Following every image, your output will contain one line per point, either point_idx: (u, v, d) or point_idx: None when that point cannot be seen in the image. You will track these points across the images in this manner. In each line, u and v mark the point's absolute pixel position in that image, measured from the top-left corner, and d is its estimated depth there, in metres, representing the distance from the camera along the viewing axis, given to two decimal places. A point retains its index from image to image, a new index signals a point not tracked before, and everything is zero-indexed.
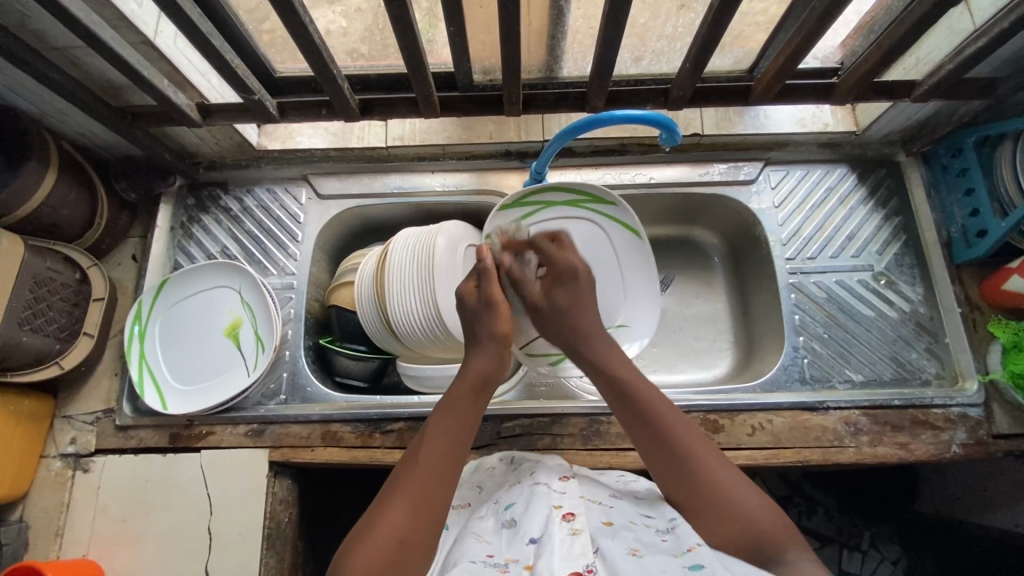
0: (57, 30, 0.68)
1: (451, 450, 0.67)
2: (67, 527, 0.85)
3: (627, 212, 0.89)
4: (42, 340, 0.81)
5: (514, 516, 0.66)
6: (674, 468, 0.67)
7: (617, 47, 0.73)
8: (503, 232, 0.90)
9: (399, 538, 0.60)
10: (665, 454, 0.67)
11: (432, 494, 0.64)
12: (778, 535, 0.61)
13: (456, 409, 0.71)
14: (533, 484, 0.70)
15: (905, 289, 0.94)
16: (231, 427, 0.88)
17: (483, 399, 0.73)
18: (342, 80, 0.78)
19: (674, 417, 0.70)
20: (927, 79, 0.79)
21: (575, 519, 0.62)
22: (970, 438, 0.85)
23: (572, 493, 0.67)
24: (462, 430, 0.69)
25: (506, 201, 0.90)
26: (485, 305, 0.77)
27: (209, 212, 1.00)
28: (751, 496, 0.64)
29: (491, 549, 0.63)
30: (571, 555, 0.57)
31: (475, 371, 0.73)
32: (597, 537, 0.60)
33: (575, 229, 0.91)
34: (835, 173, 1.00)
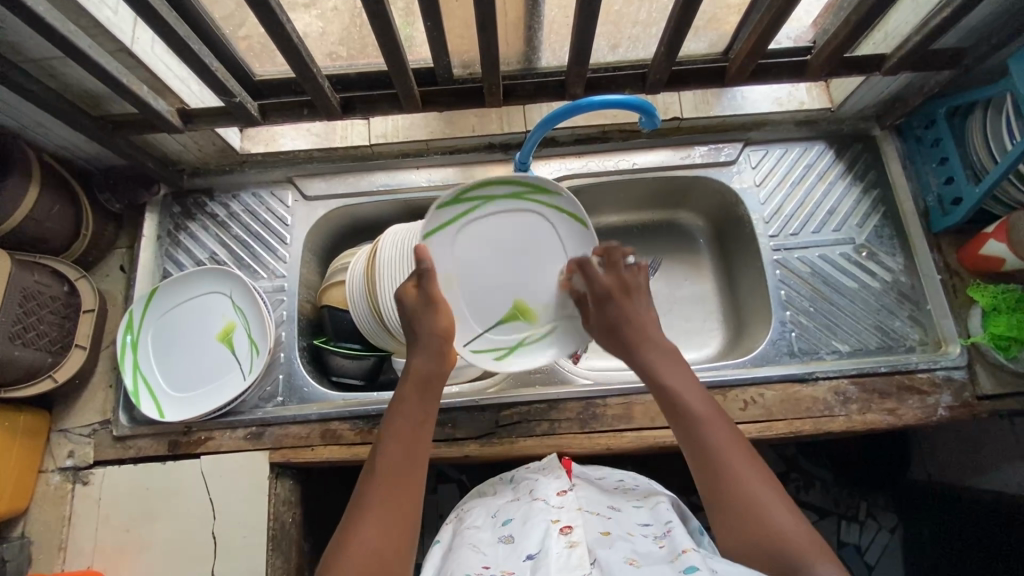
0: (33, 41, 0.68)
1: (407, 458, 0.67)
2: (70, 540, 0.85)
3: (573, 201, 0.80)
4: (34, 354, 0.80)
5: (513, 530, 0.67)
6: (710, 481, 0.64)
7: (592, 32, 0.74)
8: (434, 234, 0.78)
9: (371, 557, 0.59)
10: (700, 459, 0.65)
11: (398, 506, 0.63)
12: (807, 551, 0.57)
13: (405, 414, 0.70)
14: (532, 499, 0.72)
15: (885, 259, 0.96)
16: (229, 432, 0.89)
17: (431, 398, 0.72)
18: (323, 80, 0.79)
19: (721, 427, 0.66)
20: (896, 52, 0.81)
21: (572, 532, 0.62)
22: (955, 400, 0.87)
23: (571, 506, 0.67)
24: (415, 434, 0.69)
25: (440, 199, 0.78)
26: (427, 303, 0.74)
27: (196, 219, 1.00)
28: (780, 508, 0.60)
29: (486, 561, 0.64)
30: (568, 567, 0.57)
31: (415, 371, 0.73)
32: (594, 548, 0.59)
33: (517, 225, 0.82)
34: (814, 150, 1.01)
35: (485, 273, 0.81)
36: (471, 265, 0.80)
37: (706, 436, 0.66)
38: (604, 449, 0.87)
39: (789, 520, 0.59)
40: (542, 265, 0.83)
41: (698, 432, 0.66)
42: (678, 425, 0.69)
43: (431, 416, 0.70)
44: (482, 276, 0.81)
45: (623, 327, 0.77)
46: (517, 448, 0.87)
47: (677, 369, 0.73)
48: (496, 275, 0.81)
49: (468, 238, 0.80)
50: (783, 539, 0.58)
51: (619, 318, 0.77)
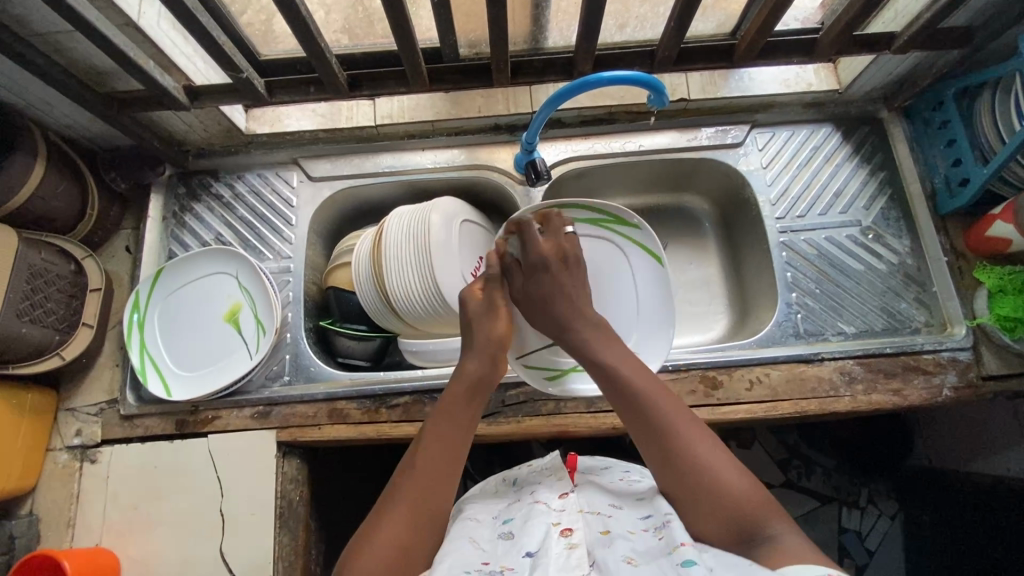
0: (39, 14, 0.68)
1: (448, 461, 0.66)
2: (78, 518, 0.85)
3: (652, 238, 0.88)
4: (41, 331, 0.81)
5: (512, 528, 0.66)
6: (658, 450, 0.64)
7: (602, 7, 0.73)
8: None
9: (396, 555, 0.59)
10: (643, 427, 0.65)
11: (430, 509, 0.63)
12: (762, 510, 0.59)
13: (452, 415, 0.69)
14: (533, 502, 0.70)
15: (891, 242, 0.96)
16: (237, 410, 0.89)
17: (478, 404, 0.71)
18: (330, 57, 0.78)
19: (657, 390, 0.67)
20: (906, 31, 0.80)
21: (573, 534, 0.62)
22: (961, 381, 0.88)
23: (571, 508, 0.66)
24: (458, 439, 0.68)
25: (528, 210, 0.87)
26: (488, 308, 0.77)
27: (201, 200, 1.00)
28: (727, 466, 0.62)
29: (483, 556, 0.62)
30: (568, 567, 0.58)
31: (467, 373, 0.72)
32: (594, 549, 0.60)
33: (593, 250, 0.89)
34: (820, 133, 1.01)
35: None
36: None
37: (645, 401, 0.66)
38: (611, 429, 0.87)
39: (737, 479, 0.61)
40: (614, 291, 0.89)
41: (636, 398, 0.66)
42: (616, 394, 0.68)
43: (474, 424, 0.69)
44: None
45: (555, 303, 0.75)
46: (524, 427, 0.87)
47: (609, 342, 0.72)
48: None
49: None
50: (734, 502, 0.59)
51: (549, 290, 0.76)
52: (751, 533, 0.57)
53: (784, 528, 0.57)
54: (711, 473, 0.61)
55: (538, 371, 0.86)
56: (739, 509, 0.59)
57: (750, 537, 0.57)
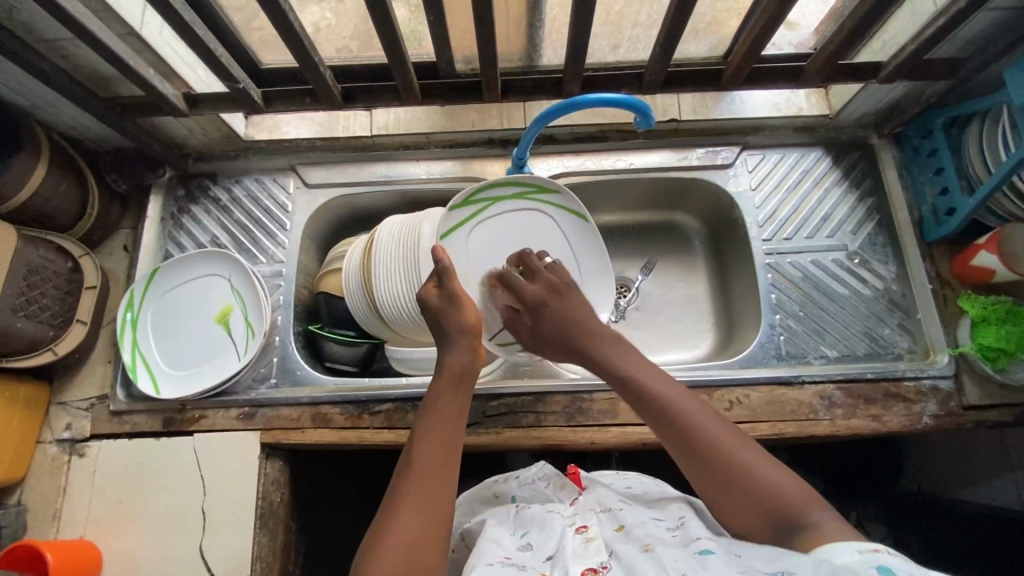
0: (44, 22, 0.71)
1: (442, 452, 0.67)
2: (64, 510, 0.87)
3: (575, 199, 0.91)
4: (36, 326, 0.83)
5: (530, 539, 0.66)
6: (703, 466, 0.65)
7: (589, 30, 0.75)
8: (451, 232, 0.88)
9: (413, 551, 0.60)
10: (684, 443, 0.66)
11: (437, 502, 0.64)
12: (804, 502, 0.61)
13: (438, 409, 0.71)
14: (546, 510, 0.71)
15: (878, 267, 0.97)
16: (223, 411, 0.90)
17: (463, 394, 0.74)
18: (325, 70, 0.80)
19: (692, 406, 0.68)
20: (892, 61, 0.81)
21: (588, 530, 0.65)
22: (941, 409, 0.88)
23: (586, 513, 0.69)
24: (448, 430, 0.70)
25: (454, 201, 0.88)
26: (449, 300, 0.78)
27: (199, 203, 1.02)
28: (770, 468, 0.63)
29: (506, 553, 0.63)
30: (586, 554, 0.60)
31: (450, 366, 0.75)
32: (612, 542, 0.62)
33: (525, 222, 0.92)
34: (811, 157, 1.02)
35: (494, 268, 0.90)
36: (488, 259, 0.90)
37: (681, 420, 0.67)
38: (589, 443, 0.88)
39: (782, 478, 0.62)
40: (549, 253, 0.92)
41: (668, 414, 0.67)
42: (652, 415, 0.69)
43: (464, 412, 0.72)
44: (497, 270, 0.90)
45: (563, 335, 0.80)
46: (503, 438, 0.88)
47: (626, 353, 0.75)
48: (503, 268, 0.91)
49: (480, 234, 0.90)
50: (778, 499, 0.61)
51: (558, 325, 0.80)
52: (792, 525, 0.60)
53: (826, 515, 0.59)
54: (752, 474, 0.62)
55: (509, 345, 0.89)
56: (783, 507, 0.60)
57: (795, 531, 0.59)
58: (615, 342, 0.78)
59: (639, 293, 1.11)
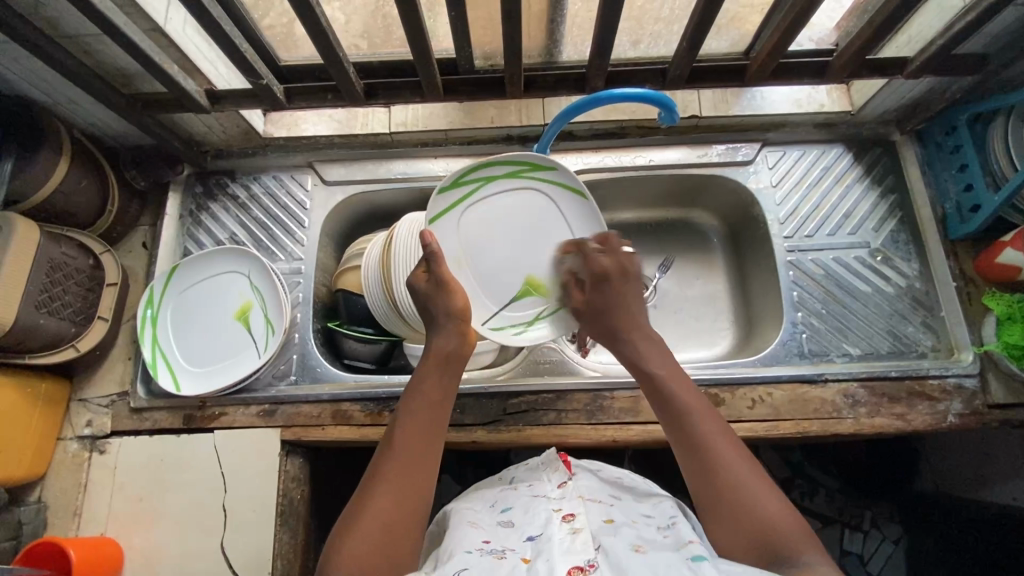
0: (70, 18, 0.71)
1: (423, 435, 0.69)
2: (85, 507, 0.87)
3: (569, 174, 0.85)
4: (58, 323, 0.83)
5: (513, 517, 0.67)
6: (705, 474, 0.64)
7: (616, 25, 0.74)
8: (440, 216, 0.85)
9: (383, 529, 0.61)
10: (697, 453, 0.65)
11: (412, 483, 0.65)
12: (794, 538, 0.58)
13: (424, 390, 0.72)
14: (532, 494, 0.71)
15: (900, 264, 0.96)
16: (243, 408, 0.90)
17: (450, 376, 0.74)
18: (348, 65, 0.80)
19: (712, 424, 0.67)
20: (918, 56, 0.81)
21: (575, 520, 0.63)
22: (966, 408, 0.87)
23: (572, 496, 0.68)
24: (433, 412, 0.71)
25: (442, 183, 0.84)
26: (439, 286, 0.77)
27: (217, 200, 1.02)
28: (770, 496, 0.61)
29: (486, 538, 0.63)
30: (574, 550, 0.57)
31: (437, 349, 0.75)
32: (599, 535, 0.60)
33: (521, 202, 0.88)
34: (832, 153, 1.01)
35: (487, 251, 0.87)
36: (480, 243, 0.86)
37: (697, 434, 0.66)
38: (611, 441, 0.88)
39: (778, 508, 0.60)
40: (545, 233, 0.88)
41: (685, 422, 0.67)
42: (672, 425, 0.68)
43: (450, 394, 0.73)
44: (491, 253, 0.87)
45: (612, 313, 0.76)
46: (524, 435, 0.88)
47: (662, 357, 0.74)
48: (496, 250, 0.87)
49: (472, 217, 0.87)
50: (771, 528, 0.59)
51: (613, 302, 0.77)
52: (778, 556, 0.57)
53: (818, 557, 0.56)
54: (752, 500, 0.61)
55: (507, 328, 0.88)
56: (774, 537, 0.58)
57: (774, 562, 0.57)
58: (655, 346, 0.75)
59: (657, 291, 1.10)
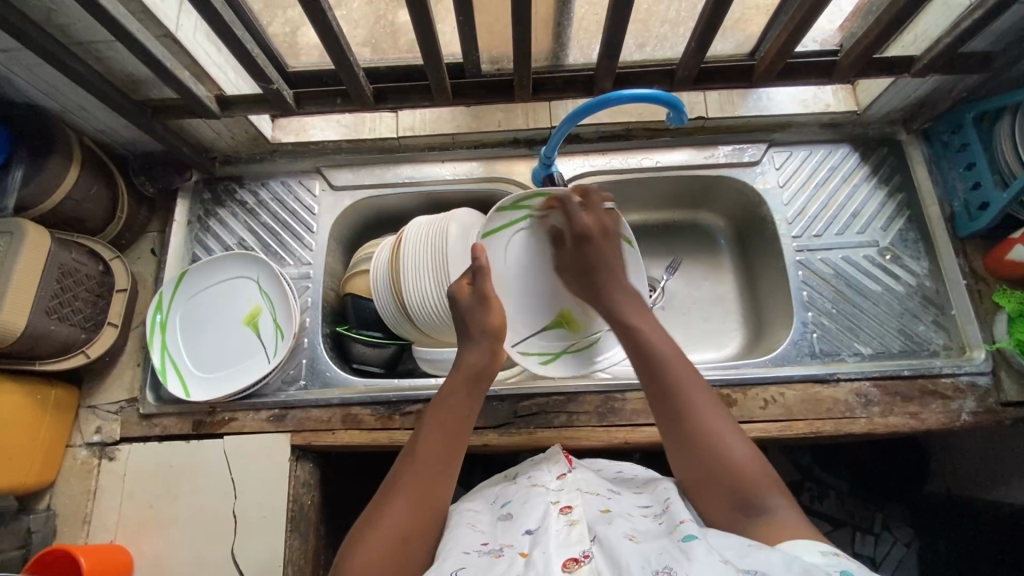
0: (83, 25, 0.71)
1: (446, 450, 0.68)
2: (94, 514, 0.87)
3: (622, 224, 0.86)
4: (68, 330, 0.83)
5: (512, 510, 0.66)
6: (665, 407, 0.69)
7: (625, 26, 0.75)
8: (492, 233, 0.84)
9: (396, 540, 0.61)
10: (661, 393, 0.69)
11: (429, 496, 0.65)
12: (759, 482, 0.62)
13: (451, 405, 0.72)
14: (531, 485, 0.70)
15: (910, 263, 0.96)
16: (253, 413, 0.90)
17: (478, 393, 0.73)
18: (358, 69, 0.81)
19: (685, 369, 0.70)
20: (925, 55, 0.81)
21: (572, 512, 0.62)
22: (979, 406, 0.86)
23: (570, 488, 0.67)
24: (458, 427, 0.70)
25: (504, 202, 0.83)
26: (481, 302, 0.76)
27: (226, 206, 1.02)
28: (735, 439, 0.65)
29: (485, 538, 0.63)
30: (567, 542, 0.57)
31: (468, 365, 0.74)
32: (595, 525, 0.59)
33: None
34: (838, 153, 1.01)
35: (529, 280, 0.88)
36: (523, 269, 0.87)
37: (668, 376, 0.70)
38: (623, 443, 0.87)
39: (743, 454, 0.64)
40: None
41: (657, 371, 0.70)
42: (641, 362, 0.72)
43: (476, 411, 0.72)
44: (533, 283, 0.88)
45: (597, 269, 0.80)
46: (536, 438, 0.87)
47: (638, 310, 0.77)
48: (536, 283, 0.88)
49: (520, 243, 0.86)
50: (736, 470, 0.63)
51: (594, 260, 0.81)
52: (740, 495, 0.62)
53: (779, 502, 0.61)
54: (720, 443, 0.65)
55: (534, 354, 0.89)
56: (738, 479, 0.62)
57: (739, 501, 0.62)
58: (633, 299, 0.79)
59: (665, 292, 1.10)
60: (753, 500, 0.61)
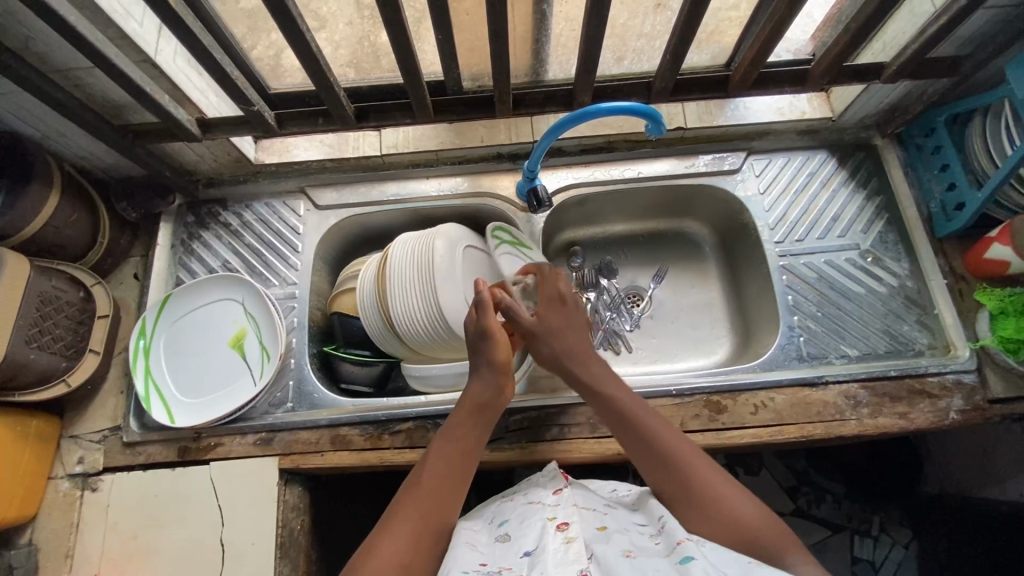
0: (61, 52, 0.71)
1: (450, 482, 0.68)
2: (77, 548, 0.84)
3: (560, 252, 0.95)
4: (49, 358, 0.81)
5: (509, 530, 0.64)
6: (667, 480, 0.66)
7: (600, 40, 0.76)
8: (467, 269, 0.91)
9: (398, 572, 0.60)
10: (656, 465, 0.68)
11: (432, 522, 0.65)
12: (775, 536, 0.61)
13: (456, 434, 0.72)
14: (528, 502, 0.68)
15: (891, 264, 0.97)
16: (239, 437, 0.88)
17: (484, 426, 0.74)
18: (339, 90, 0.81)
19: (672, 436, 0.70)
20: (894, 61, 0.83)
21: (569, 529, 0.60)
22: (967, 404, 0.87)
23: (567, 503, 0.65)
24: (464, 458, 0.71)
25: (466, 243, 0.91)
26: (484, 335, 0.77)
27: (210, 228, 1.02)
28: (739, 496, 0.64)
29: (483, 558, 0.61)
30: (565, 561, 0.55)
31: (471, 397, 0.75)
32: (592, 543, 0.57)
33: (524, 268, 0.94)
34: (816, 159, 1.03)
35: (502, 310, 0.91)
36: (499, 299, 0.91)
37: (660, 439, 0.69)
38: (615, 454, 0.86)
39: (749, 510, 0.63)
40: None
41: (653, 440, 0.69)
42: (624, 430, 0.72)
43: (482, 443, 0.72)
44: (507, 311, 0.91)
45: (566, 334, 0.81)
46: (528, 453, 0.87)
47: (611, 377, 0.77)
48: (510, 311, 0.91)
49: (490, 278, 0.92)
50: (750, 530, 0.61)
51: (563, 323, 0.82)
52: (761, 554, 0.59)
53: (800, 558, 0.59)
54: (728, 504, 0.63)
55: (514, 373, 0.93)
56: (755, 537, 0.60)
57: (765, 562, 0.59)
58: (602, 366, 0.79)
59: (653, 301, 1.11)
60: (780, 562, 0.59)
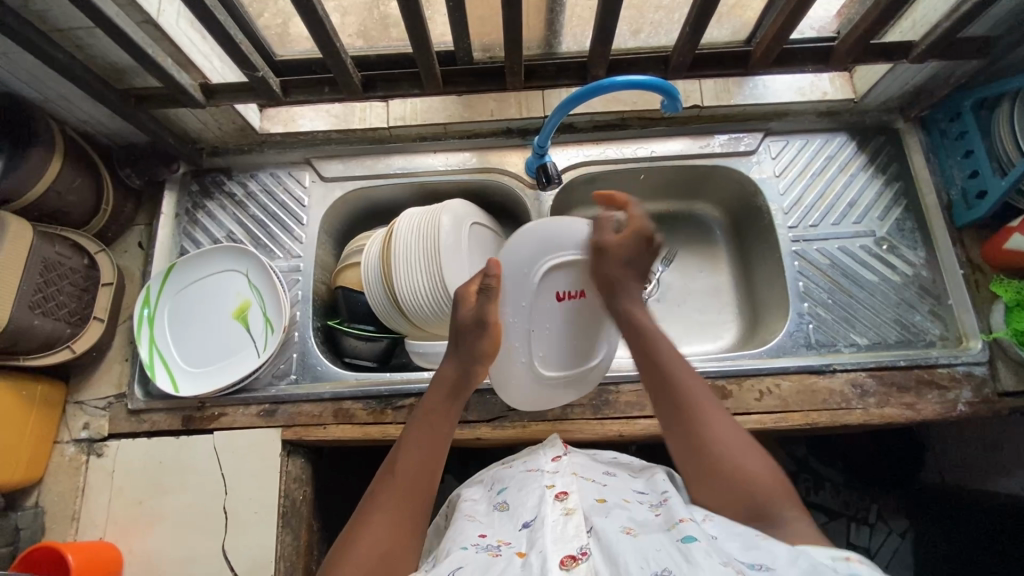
0: (61, 11, 0.69)
1: (422, 467, 0.68)
2: (83, 511, 0.86)
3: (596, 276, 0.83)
4: (53, 324, 0.81)
5: (508, 499, 0.65)
6: (671, 415, 0.69)
7: (618, 10, 0.73)
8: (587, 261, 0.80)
9: (378, 558, 0.60)
10: (664, 397, 0.70)
11: (409, 511, 0.64)
12: (772, 492, 0.61)
13: (432, 422, 0.72)
14: (526, 469, 0.69)
15: (906, 253, 0.95)
16: (243, 408, 0.89)
17: (456, 406, 0.74)
18: (345, 57, 0.79)
19: (693, 379, 0.70)
20: (924, 40, 0.80)
21: (568, 499, 0.60)
22: (976, 396, 0.86)
23: (565, 472, 0.66)
24: (435, 444, 0.70)
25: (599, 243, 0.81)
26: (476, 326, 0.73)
27: (214, 198, 1.01)
28: (749, 452, 0.64)
29: (483, 529, 0.62)
30: (565, 537, 0.55)
31: (446, 378, 0.74)
32: (591, 516, 0.57)
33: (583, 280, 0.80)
34: (834, 142, 1.00)
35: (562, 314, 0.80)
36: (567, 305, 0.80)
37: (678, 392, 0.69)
38: (616, 435, 0.86)
39: (754, 465, 0.63)
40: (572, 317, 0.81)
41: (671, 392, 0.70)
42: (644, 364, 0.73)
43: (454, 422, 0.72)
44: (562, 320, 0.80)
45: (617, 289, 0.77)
46: (530, 432, 0.87)
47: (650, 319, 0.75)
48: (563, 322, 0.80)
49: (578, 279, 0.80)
50: (750, 480, 0.62)
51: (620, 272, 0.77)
52: (756, 504, 0.60)
53: (793, 512, 0.59)
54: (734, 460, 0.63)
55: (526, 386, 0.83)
56: (754, 487, 0.61)
57: (760, 514, 0.59)
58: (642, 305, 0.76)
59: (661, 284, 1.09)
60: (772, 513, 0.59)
